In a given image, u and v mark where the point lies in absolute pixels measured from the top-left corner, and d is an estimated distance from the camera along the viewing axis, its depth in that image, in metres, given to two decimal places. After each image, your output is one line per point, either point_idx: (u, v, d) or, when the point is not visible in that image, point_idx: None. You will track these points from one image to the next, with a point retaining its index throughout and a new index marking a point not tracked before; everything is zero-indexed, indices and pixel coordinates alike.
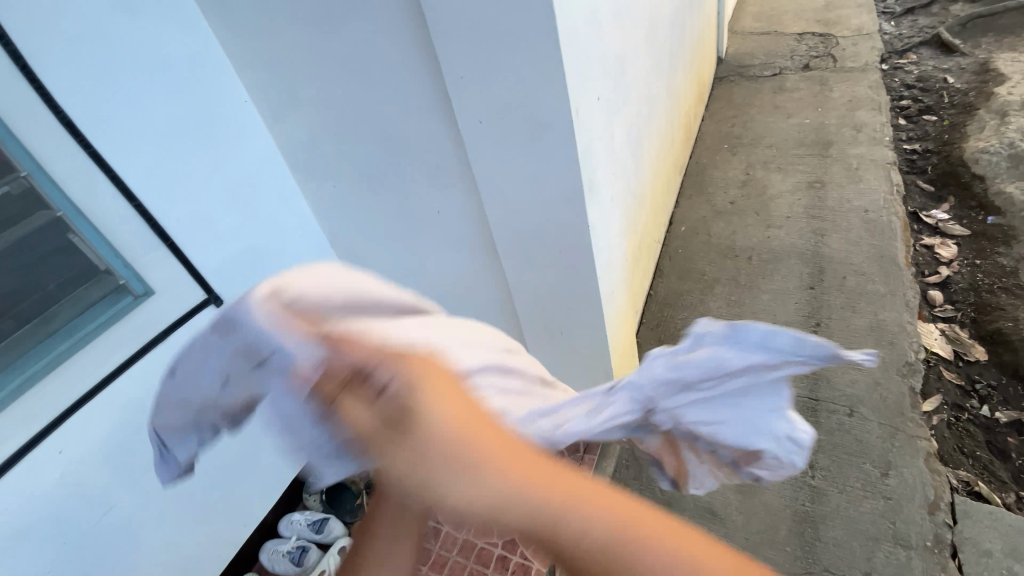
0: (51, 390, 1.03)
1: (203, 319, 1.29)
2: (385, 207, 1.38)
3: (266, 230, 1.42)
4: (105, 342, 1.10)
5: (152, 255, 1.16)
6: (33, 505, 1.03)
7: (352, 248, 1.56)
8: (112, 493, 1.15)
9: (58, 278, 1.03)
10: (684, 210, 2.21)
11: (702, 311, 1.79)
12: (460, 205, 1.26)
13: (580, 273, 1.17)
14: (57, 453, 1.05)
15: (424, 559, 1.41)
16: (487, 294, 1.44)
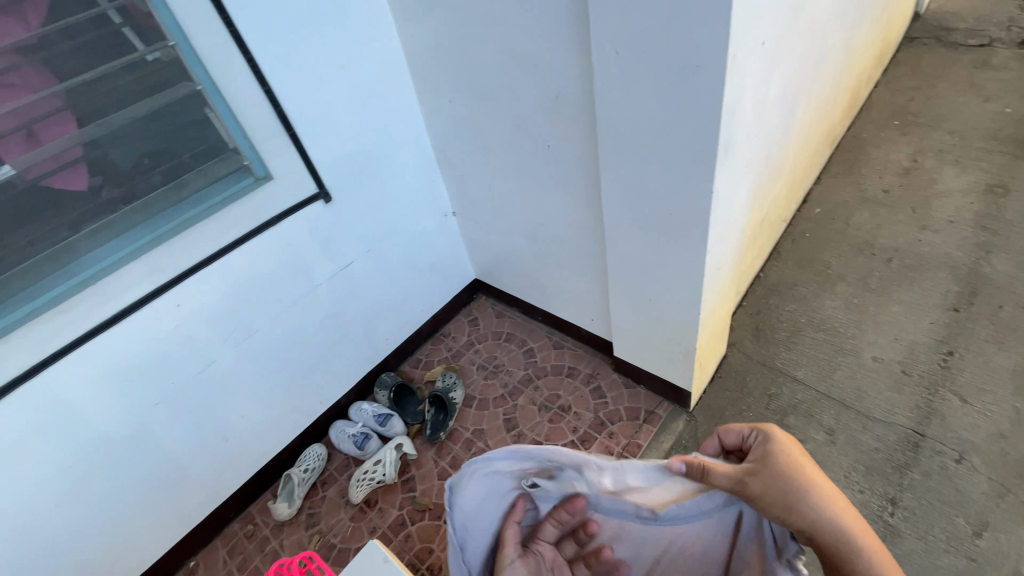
0: (176, 248, 1.14)
1: (311, 212, 1.35)
2: (495, 132, 1.33)
3: (379, 136, 1.43)
4: (223, 216, 1.18)
5: (275, 141, 1.21)
6: (153, 343, 1.18)
7: (458, 168, 1.55)
8: (216, 350, 1.29)
9: (192, 149, 1.11)
10: (822, 191, 1.95)
11: (814, 308, 1.61)
12: (573, 142, 1.17)
13: (689, 241, 1.06)
14: (176, 305, 1.19)
15: None
16: (579, 243, 1.37)
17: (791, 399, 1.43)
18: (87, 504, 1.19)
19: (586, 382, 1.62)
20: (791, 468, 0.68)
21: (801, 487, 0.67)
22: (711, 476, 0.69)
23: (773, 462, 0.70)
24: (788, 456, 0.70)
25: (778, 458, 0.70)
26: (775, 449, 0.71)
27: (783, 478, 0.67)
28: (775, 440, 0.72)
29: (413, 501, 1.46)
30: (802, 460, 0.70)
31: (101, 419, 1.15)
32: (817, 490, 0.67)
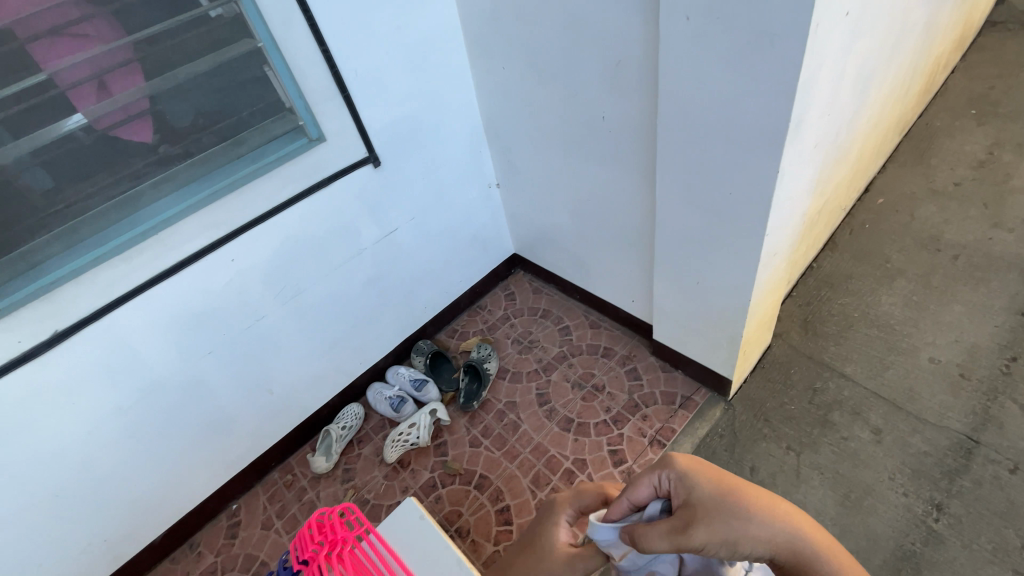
0: (232, 204, 1.17)
1: (360, 176, 1.36)
2: (548, 102, 1.30)
3: (429, 102, 1.41)
4: (276, 175, 1.20)
5: (330, 103, 1.22)
6: (206, 295, 1.22)
7: (506, 139, 1.52)
8: (265, 306, 1.33)
9: (251, 107, 1.13)
10: (885, 181, 1.84)
11: (869, 303, 1.54)
12: (630, 115, 1.13)
13: (747, 222, 1.03)
14: (230, 261, 1.22)
15: (499, 445, 1.51)
16: (626, 221, 1.34)
17: (837, 395, 1.38)
18: (142, 444, 1.26)
19: (621, 363, 1.60)
20: (720, 494, 0.62)
21: (736, 508, 0.61)
22: (645, 542, 0.63)
23: (700, 495, 0.63)
24: (710, 480, 0.64)
25: (703, 488, 0.64)
26: (693, 480, 0.65)
27: (721, 507, 0.61)
28: (687, 471, 0.66)
29: (444, 465, 1.49)
30: (723, 477, 0.64)
31: (158, 364, 1.21)
32: (754, 504, 0.62)
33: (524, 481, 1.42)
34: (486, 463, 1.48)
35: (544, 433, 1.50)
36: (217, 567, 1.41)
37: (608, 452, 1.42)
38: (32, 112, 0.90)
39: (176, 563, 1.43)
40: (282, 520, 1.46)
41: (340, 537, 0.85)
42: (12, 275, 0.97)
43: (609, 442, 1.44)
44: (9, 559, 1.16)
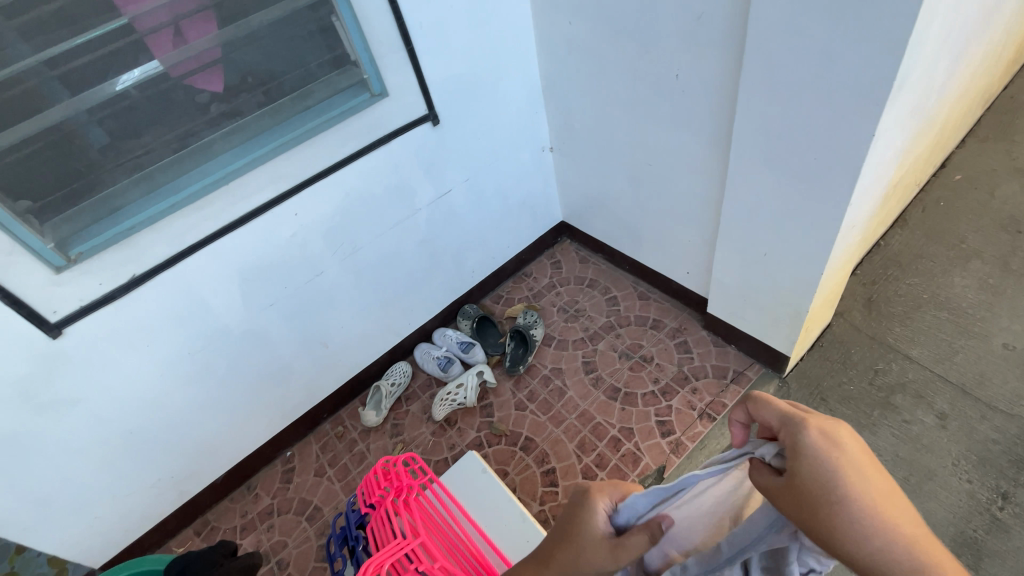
0: (299, 157, 1.18)
1: (419, 134, 1.35)
2: (616, 60, 1.25)
3: (490, 58, 1.38)
4: (341, 129, 1.20)
5: (394, 56, 1.20)
6: (270, 247, 1.24)
7: (566, 100, 1.48)
8: (324, 261, 1.35)
9: (320, 58, 1.13)
10: (963, 158, 1.73)
11: (940, 285, 1.47)
12: (709, 74, 1.08)
13: (830, 190, 0.98)
14: (294, 215, 1.24)
15: (544, 409, 1.52)
16: (691, 188, 1.30)
17: (900, 376, 1.34)
18: (208, 388, 1.31)
19: (671, 336, 1.57)
20: (829, 493, 0.47)
21: (846, 505, 0.46)
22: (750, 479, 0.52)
23: (803, 479, 0.48)
24: (831, 468, 0.48)
25: (814, 468, 0.48)
26: (812, 455, 0.49)
27: (818, 503, 0.46)
28: (812, 444, 0.49)
29: (490, 426, 1.52)
30: (847, 472, 0.48)
31: (224, 313, 1.25)
32: (864, 517, 0.46)
33: (570, 445, 1.43)
34: (531, 426, 1.49)
35: (591, 401, 1.50)
36: (273, 509, 1.48)
37: (656, 423, 1.41)
38: (115, 56, 0.90)
39: (235, 503, 1.51)
40: (333, 470, 1.52)
41: (401, 484, 0.88)
42: (96, 218, 1.01)
43: (658, 412, 1.43)
44: (88, 487, 1.24)
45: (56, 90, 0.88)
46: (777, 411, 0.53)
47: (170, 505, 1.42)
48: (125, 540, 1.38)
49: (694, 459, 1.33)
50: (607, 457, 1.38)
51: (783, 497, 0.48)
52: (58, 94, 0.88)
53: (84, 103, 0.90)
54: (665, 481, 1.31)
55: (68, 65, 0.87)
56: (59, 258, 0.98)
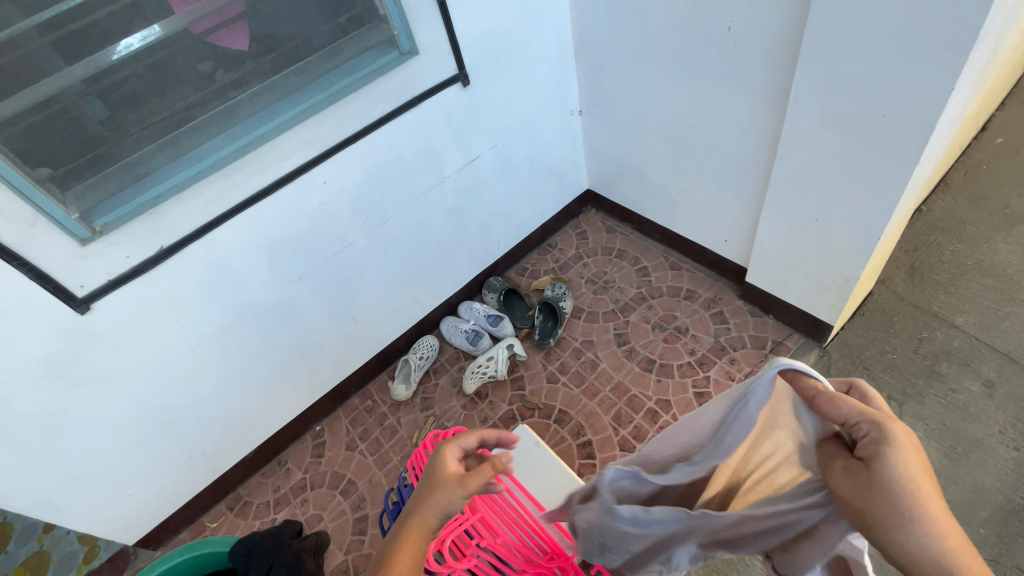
0: (328, 121, 1.12)
1: (448, 96, 1.28)
2: (658, 13, 1.18)
3: (522, 14, 1.30)
4: (370, 91, 1.14)
5: (425, 11, 1.12)
6: (298, 219, 1.19)
7: (599, 59, 1.41)
8: (352, 232, 1.30)
9: (349, 13, 1.05)
10: (1008, 119, 1.66)
11: (985, 251, 1.43)
12: (768, 26, 1.01)
13: (898, 149, 0.93)
14: (322, 183, 1.19)
15: (577, 382, 1.49)
16: (737, 150, 1.24)
17: (945, 345, 1.31)
18: (238, 363, 1.28)
19: (706, 306, 1.54)
20: (886, 491, 0.55)
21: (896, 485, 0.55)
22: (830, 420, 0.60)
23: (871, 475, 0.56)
24: (904, 476, 0.55)
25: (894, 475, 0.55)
26: (887, 457, 0.56)
27: (877, 500, 0.55)
28: (894, 444, 0.56)
29: (522, 399, 1.49)
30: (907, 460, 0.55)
31: (252, 285, 1.20)
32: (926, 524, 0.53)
33: (605, 417, 1.41)
34: (565, 399, 1.47)
35: (625, 372, 1.47)
36: (306, 483, 1.47)
37: (693, 394, 1.39)
38: (135, 9, 0.83)
39: (267, 478, 1.50)
40: (365, 444, 1.50)
41: (457, 515, 0.87)
42: (121, 187, 0.95)
43: (695, 384, 1.41)
44: (121, 464, 1.22)
45: (75, 46, 0.82)
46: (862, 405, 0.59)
47: (203, 481, 1.41)
48: (160, 517, 1.37)
49: None
50: (645, 429, 1.37)
51: (839, 472, 0.59)
52: (78, 50, 0.82)
53: (105, 61, 0.84)
54: None
55: (87, 18, 0.81)
56: (84, 230, 0.93)
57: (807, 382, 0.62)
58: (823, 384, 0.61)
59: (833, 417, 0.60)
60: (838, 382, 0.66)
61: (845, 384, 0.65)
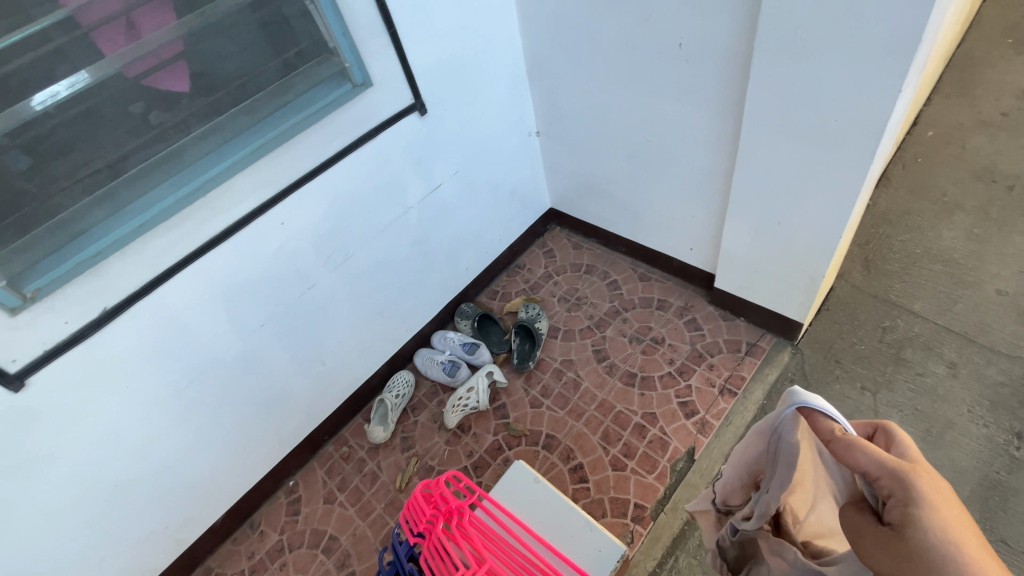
0: (281, 159, 1.06)
1: (407, 125, 1.25)
2: (609, 32, 1.20)
3: (474, 40, 1.29)
4: (326, 125, 1.09)
5: (377, 42, 1.09)
6: (256, 264, 1.12)
7: (553, 82, 1.42)
8: (315, 272, 1.24)
9: (297, 47, 1.01)
10: (933, 114, 1.78)
11: (930, 238, 1.51)
12: (718, 40, 1.04)
13: (851, 151, 0.97)
14: (280, 224, 1.12)
15: (561, 404, 1.46)
16: (696, 161, 1.26)
17: (907, 332, 1.36)
18: (199, 424, 1.19)
19: (679, 315, 1.55)
20: (931, 558, 0.51)
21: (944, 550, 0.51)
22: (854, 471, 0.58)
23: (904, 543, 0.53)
24: (943, 538, 0.52)
25: (931, 538, 0.52)
26: (921, 518, 0.53)
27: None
28: (925, 501, 0.53)
29: (507, 427, 1.45)
30: (948, 520, 0.52)
31: (209, 339, 1.12)
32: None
33: (594, 438, 1.38)
34: (550, 423, 1.44)
35: (608, 390, 1.46)
36: (284, 544, 1.36)
37: (677, 405, 1.39)
38: (61, 54, 0.77)
39: (239, 544, 1.38)
40: (344, 494, 1.41)
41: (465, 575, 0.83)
42: (54, 247, 0.86)
43: (678, 394, 1.40)
44: (70, 552, 1.10)
45: None
46: (884, 456, 0.56)
47: (167, 557, 1.28)
48: None
49: (722, 436, 1.32)
50: (634, 445, 1.35)
51: (872, 543, 0.55)
52: None
53: (29, 113, 0.77)
54: (696, 462, 1.29)
55: (7, 68, 0.74)
56: (13, 298, 0.83)
57: (825, 425, 0.61)
58: (841, 427, 0.60)
59: (856, 465, 0.57)
60: (863, 425, 0.66)
61: (870, 427, 0.66)
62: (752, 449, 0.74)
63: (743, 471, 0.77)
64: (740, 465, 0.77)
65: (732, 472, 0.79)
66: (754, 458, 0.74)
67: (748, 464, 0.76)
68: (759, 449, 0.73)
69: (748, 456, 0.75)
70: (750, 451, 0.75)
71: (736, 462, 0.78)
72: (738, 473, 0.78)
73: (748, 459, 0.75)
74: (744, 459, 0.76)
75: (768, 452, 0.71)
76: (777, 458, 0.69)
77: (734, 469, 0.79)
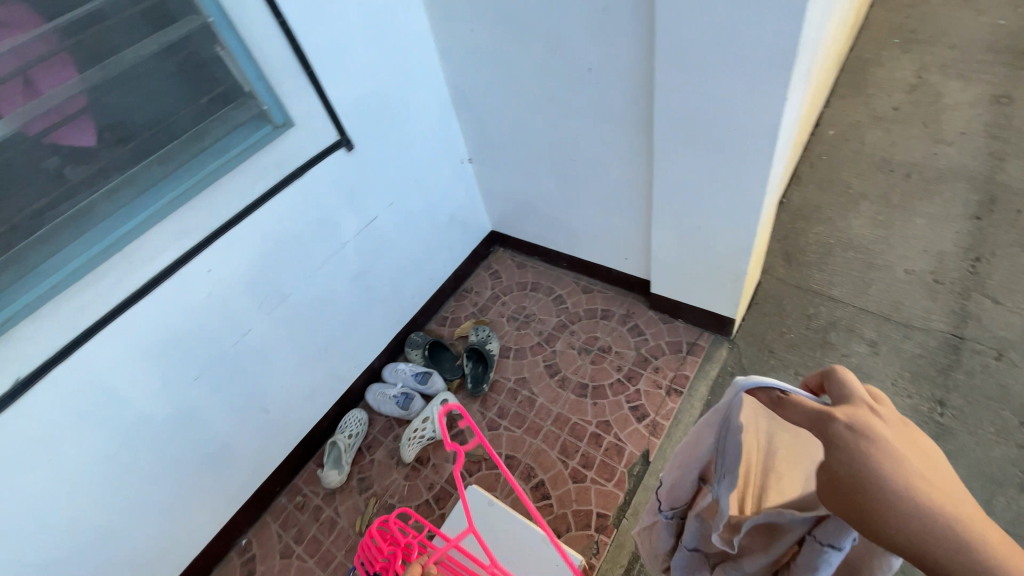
0: (203, 206, 1.04)
1: (334, 162, 1.25)
2: (523, 60, 1.25)
3: (395, 75, 1.31)
4: (248, 168, 1.08)
5: (294, 83, 1.09)
6: (184, 315, 1.09)
7: (479, 110, 1.46)
8: (250, 317, 1.21)
9: (210, 93, 1.00)
10: (834, 114, 1.94)
11: (841, 229, 1.63)
12: (622, 61, 1.10)
13: (752, 157, 1.04)
14: (207, 272, 1.09)
15: (519, 423, 1.47)
16: (620, 175, 1.32)
17: (830, 316, 1.45)
18: (136, 490, 1.12)
19: (622, 322, 1.60)
20: (864, 484, 0.50)
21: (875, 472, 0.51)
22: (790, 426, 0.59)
23: (841, 473, 0.52)
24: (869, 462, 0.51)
25: (858, 466, 0.51)
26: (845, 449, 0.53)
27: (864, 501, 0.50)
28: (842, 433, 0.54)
29: (466, 454, 1.44)
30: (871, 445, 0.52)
31: (139, 399, 1.06)
32: (916, 503, 0.48)
33: (552, 453, 1.39)
34: (509, 443, 1.44)
35: (562, 403, 1.47)
36: None
37: (629, 409, 1.42)
38: None
39: None
40: (302, 545, 1.36)
41: None
42: None
43: (628, 399, 1.44)
44: None
45: None
46: (805, 406, 0.58)
47: None
48: None
49: (673, 435, 1.35)
50: (592, 455, 1.36)
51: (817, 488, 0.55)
52: None
53: None
54: (652, 464, 1.32)
55: None
56: None
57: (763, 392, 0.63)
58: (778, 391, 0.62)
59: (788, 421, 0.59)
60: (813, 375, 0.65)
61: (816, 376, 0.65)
62: (700, 445, 0.75)
63: (689, 471, 0.77)
64: (686, 466, 0.77)
65: (677, 477, 0.78)
66: (701, 454, 0.75)
67: (694, 463, 0.76)
68: (706, 445, 0.74)
69: (695, 454, 0.75)
70: (697, 447, 0.75)
71: (682, 464, 0.77)
72: (683, 477, 0.77)
73: (695, 458, 0.75)
74: (690, 459, 0.76)
75: (717, 445, 0.72)
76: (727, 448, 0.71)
77: (681, 473, 0.77)
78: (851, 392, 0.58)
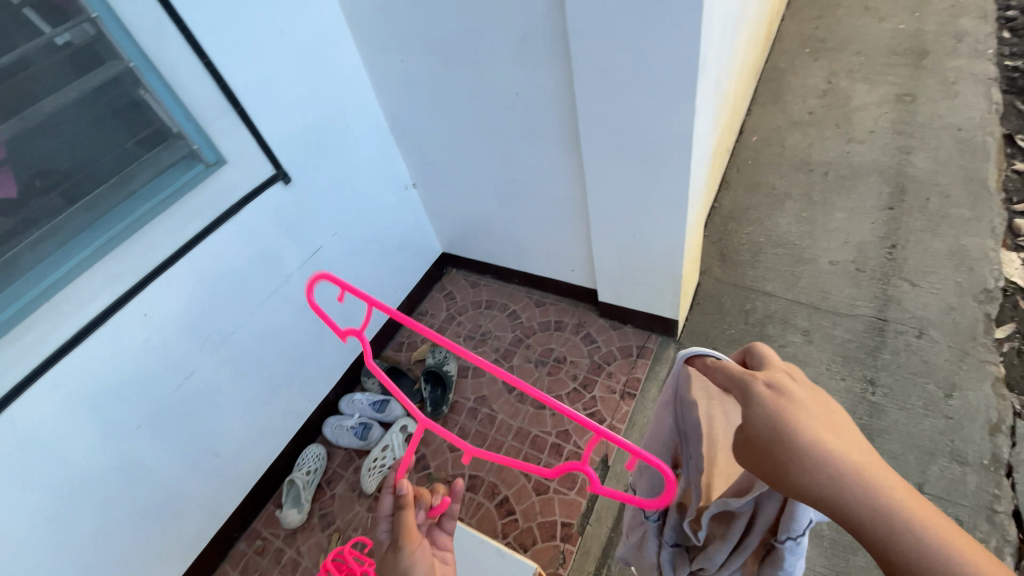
0: (134, 249, 1.02)
1: (272, 196, 1.25)
2: (454, 87, 1.29)
3: (330, 109, 1.33)
4: (181, 208, 1.07)
5: (225, 121, 1.09)
6: (121, 363, 1.06)
7: (416, 137, 1.49)
8: (192, 359, 1.18)
9: (136, 135, 1.00)
10: (756, 120, 2.07)
11: (770, 227, 1.73)
12: (545, 84, 1.16)
13: (673, 167, 1.11)
14: (143, 316, 1.07)
15: (480, 441, 1.47)
16: (556, 192, 1.37)
17: (766, 310, 1.53)
18: (78, 551, 1.07)
19: (575, 332, 1.64)
20: (774, 433, 0.54)
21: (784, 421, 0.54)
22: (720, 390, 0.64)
23: (756, 431, 0.55)
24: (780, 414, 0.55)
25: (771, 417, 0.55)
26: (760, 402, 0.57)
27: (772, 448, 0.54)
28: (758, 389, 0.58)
29: (429, 479, 1.43)
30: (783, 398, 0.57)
31: (76, 454, 1.02)
32: (819, 449, 0.52)
33: (515, 467, 1.40)
34: (471, 463, 1.44)
35: (522, 417, 1.49)
36: None
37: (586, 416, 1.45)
38: None
39: None
40: None
41: None
42: None
43: (585, 407, 1.47)
44: None
45: None
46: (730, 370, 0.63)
47: None
48: None
49: (630, 437, 1.39)
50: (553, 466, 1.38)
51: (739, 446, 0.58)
52: None
53: None
54: (611, 468, 1.35)
55: None
56: None
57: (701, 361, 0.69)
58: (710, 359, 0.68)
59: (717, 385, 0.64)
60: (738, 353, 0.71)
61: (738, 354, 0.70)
62: (665, 428, 0.79)
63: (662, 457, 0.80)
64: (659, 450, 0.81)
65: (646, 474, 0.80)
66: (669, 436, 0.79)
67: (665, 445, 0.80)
68: (671, 426, 0.78)
69: (664, 436, 0.80)
70: (663, 429, 0.80)
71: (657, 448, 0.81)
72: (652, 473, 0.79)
73: (665, 440, 0.80)
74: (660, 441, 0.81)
75: (679, 425, 0.76)
76: (686, 427, 0.74)
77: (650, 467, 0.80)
78: (770, 361, 0.64)
